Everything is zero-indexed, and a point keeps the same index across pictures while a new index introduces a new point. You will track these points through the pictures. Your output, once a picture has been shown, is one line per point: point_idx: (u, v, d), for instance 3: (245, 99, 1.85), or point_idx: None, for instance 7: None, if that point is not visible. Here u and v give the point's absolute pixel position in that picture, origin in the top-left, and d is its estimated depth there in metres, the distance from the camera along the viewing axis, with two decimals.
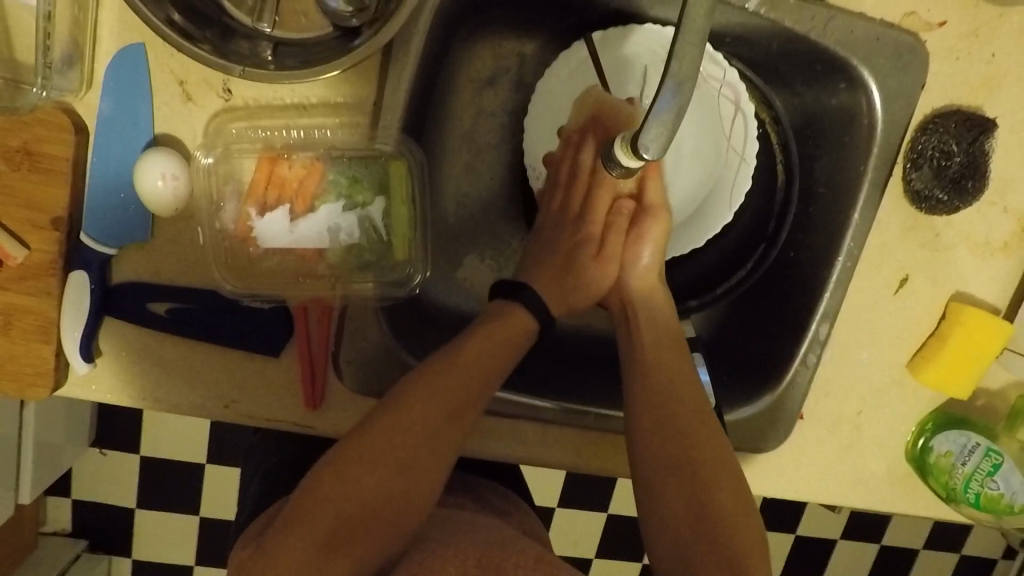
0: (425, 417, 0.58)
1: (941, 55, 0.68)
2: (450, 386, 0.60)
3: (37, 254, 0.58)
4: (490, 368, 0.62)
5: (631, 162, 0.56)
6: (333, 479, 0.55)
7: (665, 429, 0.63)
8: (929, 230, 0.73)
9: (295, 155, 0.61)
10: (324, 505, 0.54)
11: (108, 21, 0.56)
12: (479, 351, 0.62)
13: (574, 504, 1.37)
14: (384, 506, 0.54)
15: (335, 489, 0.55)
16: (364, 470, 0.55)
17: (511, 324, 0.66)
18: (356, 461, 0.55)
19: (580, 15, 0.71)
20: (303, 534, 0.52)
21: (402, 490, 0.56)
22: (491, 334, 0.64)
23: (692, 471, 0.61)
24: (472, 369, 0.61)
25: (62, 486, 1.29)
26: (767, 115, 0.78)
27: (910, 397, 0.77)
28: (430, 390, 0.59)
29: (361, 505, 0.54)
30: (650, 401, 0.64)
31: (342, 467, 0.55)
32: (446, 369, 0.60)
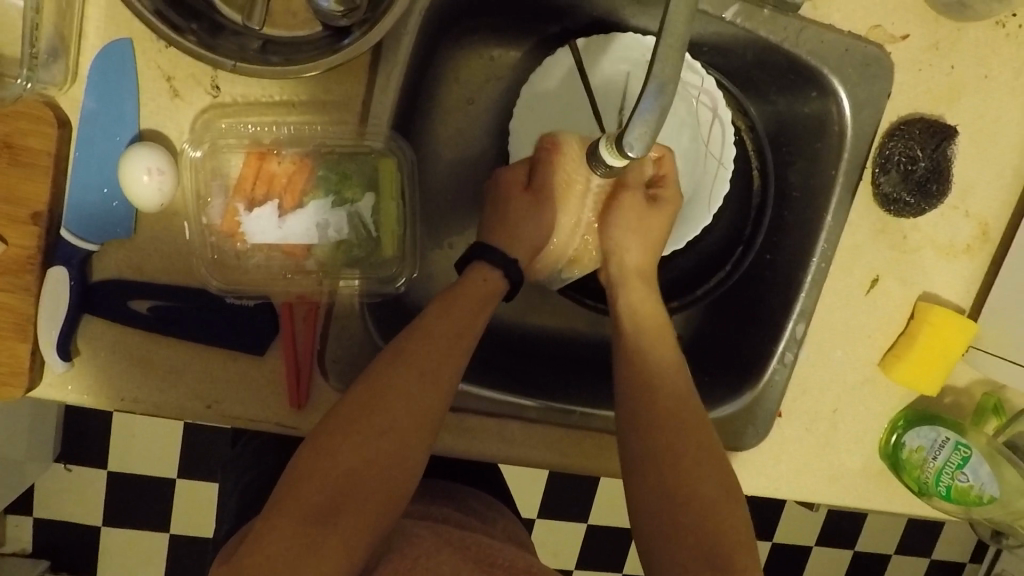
0: (407, 388, 0.58)
1: (905, 66, 0.72)
2: (431, 358, 0.60)
3: (16, 250, 0.57)
4: (467, 334, 0.62)
5: (615, 160, 0.57)
6: (318, 458, 0.54)
7: (652, 405, 0.63)
8: (897, 233, 0.76)
9: (283, 151, 0.61)
10: (307, 488, 0.52)
11: (95, 16, 0.56)
12: (455, 317, 0.62)
13: (554, 514, 1.37)
14: (371, 484, 0.54)
15: (321, 466, 0.53)
16: (347, 446, 0.54)
17: (479, 285, 0.65)
18: (338, 438, 0.54)
19: (563, 22, 0.73)
20: (289, 516, 0.50)
21: (386, 465, 0.55)
22: (466, 301, 0.64)
23: (679, 454, 0.61)
24: (452, 338, 0.61)
25: (24, 504, 1.24)
26: (743, 122, 0.81)
27: (882, 394, 0.80)
28: (411, 365, 0.58)
29: (347, 483, 0.53)
30: (636, 388, 0.65)
31: (326, 446, 0.54)
32: (424, 338, 0.60)
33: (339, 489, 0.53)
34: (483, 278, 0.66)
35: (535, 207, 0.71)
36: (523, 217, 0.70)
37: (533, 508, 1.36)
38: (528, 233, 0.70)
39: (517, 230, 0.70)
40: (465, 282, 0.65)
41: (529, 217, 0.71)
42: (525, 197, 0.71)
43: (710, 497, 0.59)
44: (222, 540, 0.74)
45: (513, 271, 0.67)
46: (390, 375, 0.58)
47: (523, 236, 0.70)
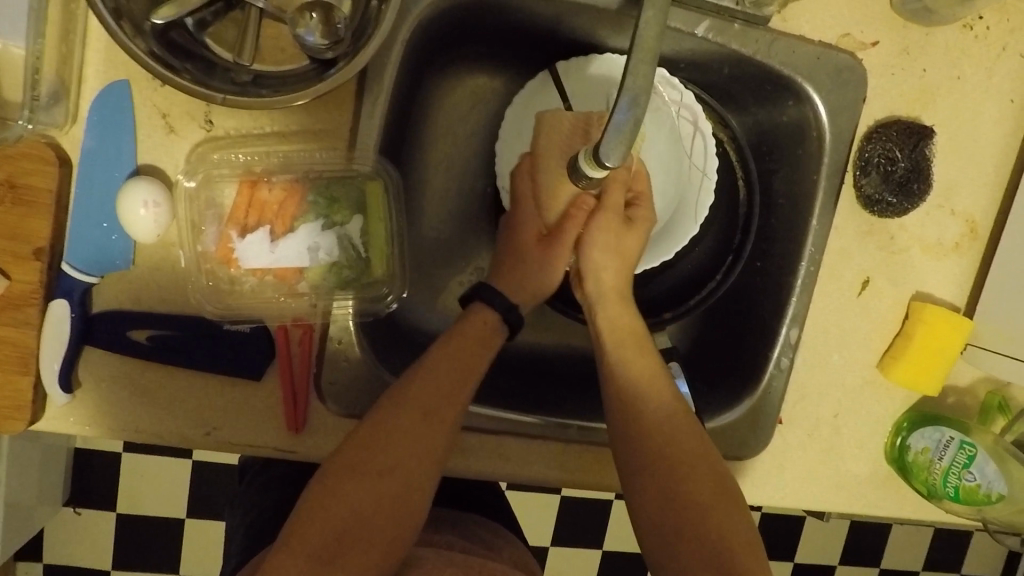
0: (410, 430, 0.59)
1: (878, 71, 0.74)
2: (436, 400, 0.61)
3: (20, 285, 0.59)
4: (466, 371, 0.63)
5: (595, 172, 0.58)
6: (323, 498, 0.56)
7: (642, 440, 0.64)
8: (884, 233, 0.77)
9: (274, 179, 0.63)
10: (313, 526, 0.54)
11: (93, 60, 0.59)
12: (458, 361, 0.63)
13: (568, 541, 1.34)
14: (376, 525, 0.56)
15: (327, 506, 0.55)
16: (354, 488, 0.57)
17: (479, 325, 0.67)
18: (344, 479, 0.56)
19: (544, 46, 0.76)
20: (298, 559, 0.52)
21: (391, 506, 0.57)
22: (467, 344, 0.64)
23: (675, 481, 0.62)
24: (453, 379, 0.63)
25: (34, 550, 1.23)
26: (724, 134, 0.82)
27: (883, 396, 0.79)
28: (411, 404, 0.60)
29: (353, 526, 0.55)
30: (627, 421, 0.65)
31: (332, 486, 0.56)
32: (427, 378, 0.62)
33: (345, 528, 0.55)
34: (482, 318, 0.67)
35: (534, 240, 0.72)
36: (524, 254, 0.71)
37: (546, 535, 1.34)
38: (529, 271, 0.71)
39: (517, 264, 0.71)
40: (466, 322, 0.66)
41: (535, 249, 0.72)
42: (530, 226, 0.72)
43: (712, 519, 0.60)
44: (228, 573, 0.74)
45: (512, 314, 0.68)
46: (394, 419, 0.59)
47: (530, 276, 0.71)
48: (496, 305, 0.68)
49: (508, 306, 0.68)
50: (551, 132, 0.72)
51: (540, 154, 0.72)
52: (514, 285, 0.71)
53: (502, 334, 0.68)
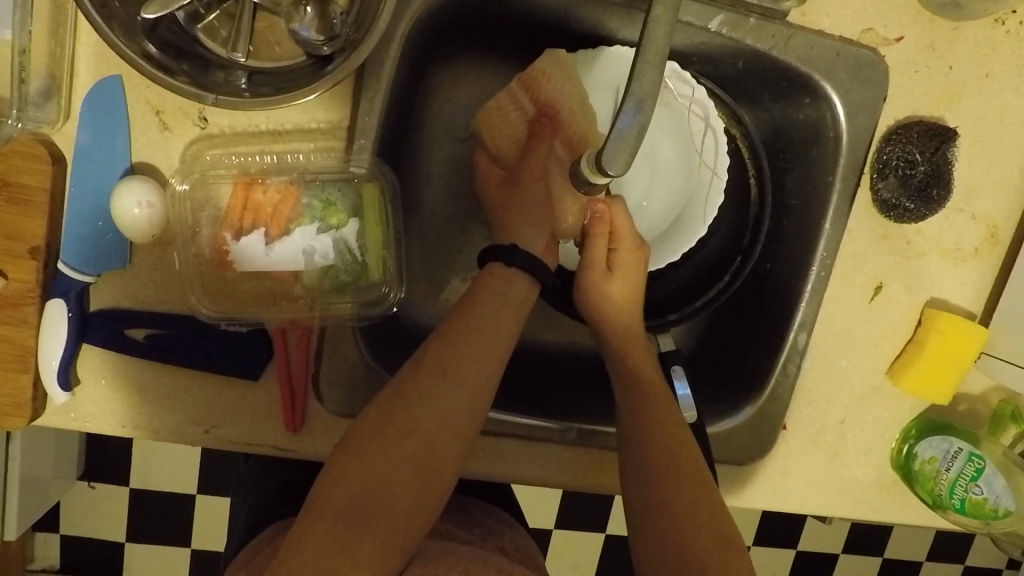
0: (438, 393, 0.57)
1: (901, 68, 0.70)
2: (466, 364, 0.59)
3: (16, 284, 0.59)
4: (496, 339, 0.61)
5: (598, 179, 0.56)
6: (347, 465, 0.53)
7: (643, 431, 0.64)
8: (900, 238, 0.74)
9: (268, 180, 0.62)
10: (338, 493, 0.52)
11: (85, 55, 0.58)
12: (485, 323, 0.61)
13: (571, 525, 1.35)
14: (402, 493, 0.53)
15: (352, 473, 0.53)
16: (380, 453, 0.54)
17: (517, 296, 0.65)
18: (370, 448, 0.54)
19: (551, 37, 0.73)
20: (322, 523, 0.50)
21: (418, 471, 0.54)
22: (490, 304, 0.63)
23: (666, 472, 0.61)
24: (484, 343, 0.60)
25: (51, 523, 1.27)
26: (737, 130, 0.79)
27: (892, 404, 0.77)
28: (441, 373, 0.58)
29: (380, 490, 0.53)
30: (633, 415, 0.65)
31: (356, 454, 0.54)
32: (456, 341, 0.60)
33: (370, 496, 0.52)
34: (494, 273, 0.66)
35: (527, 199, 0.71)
36: (528, 217, 0.70)
37: (549, 520, 1.34)
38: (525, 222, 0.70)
39: (528, 221, 0.70)
40: (484, 283, 0.65)
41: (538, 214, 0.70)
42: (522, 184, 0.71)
43: (703, 510, 0.59)
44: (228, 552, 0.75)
45: (535, 267, 0.67)
46: (420, 382, 0.57)
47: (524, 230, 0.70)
48: (508, 258, 0.66)
49: (529, 258, 0.67)
50: (492, 119, 0.72)
51: (490, 143, 0.73)
52: (537, 244, 0.69)
53: (538, 285, 0.67)
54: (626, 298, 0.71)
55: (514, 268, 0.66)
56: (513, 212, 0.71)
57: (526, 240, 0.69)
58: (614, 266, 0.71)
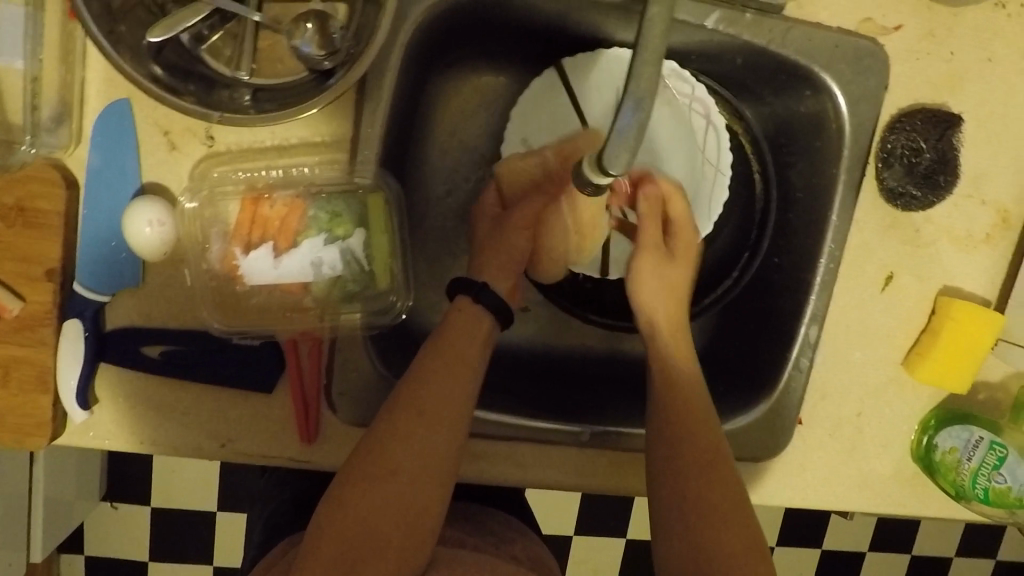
0: (415, 434, 0.58)
1: (901, 57, 0.70)
2: (433, 401, 0.60)
3: (33, 306, 0.60)
4: (461, 373, 0.62)
5: (600, 180, 0.57)
6: (336, 509, 0.55)
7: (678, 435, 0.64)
8: (909, 226, 0.73)
9: (275, 194, 0.63)
10: (331, 538, 0.53)
11: (94, 80, 0.59)
12: (454, 360, 0.62)
13: (591, 531, 1.34)
14: (392, 532, 0.54)
15: (343, 518, 0.54)
16: (363, 498, 0.55)
17: (475, 327, 0.65)
18: (354, 492, 0.55)
19: (548, 43, 0.74)
20: (316, 570, 0.51)
21: (400, 514, 0.55)
22: (460, 342, 0.64)
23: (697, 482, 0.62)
24: (454, 382, 0.61)
25: (75, 543, 1.28)
26: (739, 127, 0.80)
27: (909, 394, 0.76)
28: (412, 412, 0.59)
29: (365, 537, 0.54)
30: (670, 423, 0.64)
31: (342, 499, 0.55)
32: (426, 380, 0.61)
33: (361, 539, 0.53)
34: (464, 310, 0.66)
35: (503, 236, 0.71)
36: (507, 259, 0.71)
37: (569, 526, 1.33)
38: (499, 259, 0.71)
39: (505, 267, 0.71)
40: (453, 319, 0.66)
41: (517, 258, 0.71)
42: (512, 234, 0.72)
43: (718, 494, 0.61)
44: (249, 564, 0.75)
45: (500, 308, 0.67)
46: (395, 425, 0.58)
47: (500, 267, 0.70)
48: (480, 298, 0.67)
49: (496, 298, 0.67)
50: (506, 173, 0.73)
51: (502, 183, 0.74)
52: (502, 282, 0.70)
53: (496, 325, 0.67)
54: (676, 281, 0.73)
55: (479, 303, 0.66)
56: (485, 249, 0.71)
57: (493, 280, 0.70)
58: (675, 253, 0.74)
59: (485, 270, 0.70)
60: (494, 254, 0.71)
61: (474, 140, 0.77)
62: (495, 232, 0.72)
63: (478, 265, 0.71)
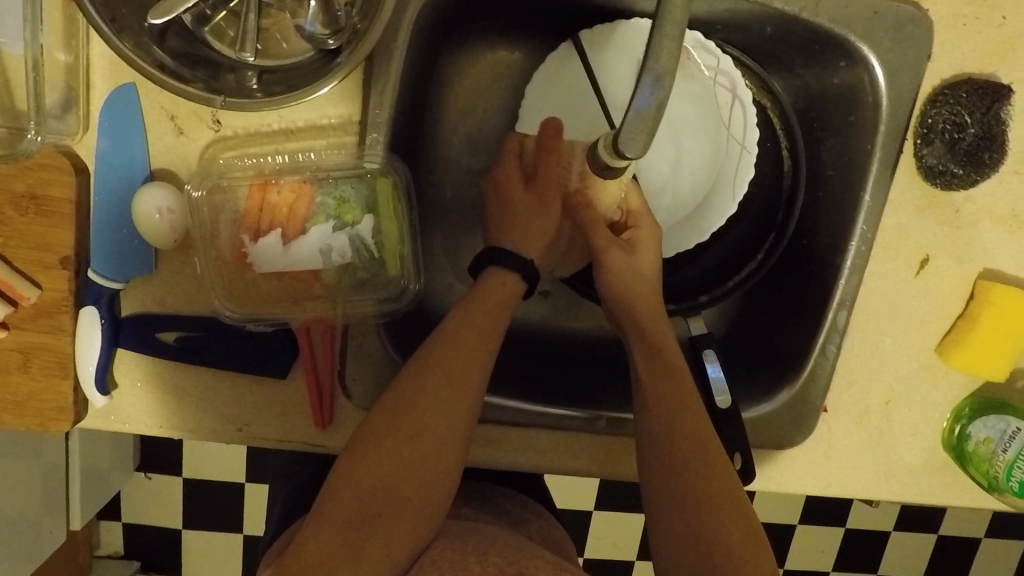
0: (441, 396, 0.57)
1: (946, 23, 0.65)
2: (454, 362, 0.59)
3: (50, 293, 0.60)
4: (485, 335, 0.61)
5: (616, 161, 0.54)
6: (351, 467, 0.55)
7: (659, 408, 0.61)
8: (948, 206, 0.69)
9: (282, 180, 0.62)
10: (344, 494, 0.54)
11: (100, 64, 0.58)
12: (485, 324, 0.62)
13: (610, 507, 1.34)
14: (404, 492, 0.54)
15: (358, 476, 0.54)
16: (381, 455, 0.55)
17: (497, 289, 0.65)
18: (371, 450, 0.55)
19: (565, 16, 0.71)
20: (330, 525, 0.52)
21: (420, 476, 0.55)
22: (494, 308, 0.63)
23: (676, 437, 0.60)
24: (484, 344, 0.61)
25: (112, 512, 1.33)
26: (768, 100, 0.75)
27: (942, 381, 0.73)
28: (434, 372, 0.58)
29: (380, 488, 0.54)
30: (653, 393, 0.62)
31: (358, 457, 0.55)
32: (455, 341, 0.60)
33: (374, 497, 0.54)
34: (501, 280, 0.65)
35: (533, 202, 0.70)
36: (532, 234, 0.69)
37: (588, 502, 1.33)
38: (524, 224, 0.69)
39: (532, 242, 0.69)
40: (485, 285, 0.65)
41: (544, 232, 0.70)
42: (532, 205, 0.70)
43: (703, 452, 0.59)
44: (269, 543, 0.77)
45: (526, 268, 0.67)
46: (420, 389, 0.57)
47: (531, 233, 0.69)
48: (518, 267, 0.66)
49: (522, 262, 0.67)
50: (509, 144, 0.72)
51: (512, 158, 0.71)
52: (534, 249, 0.69)
53: (522, 289, 0.66)
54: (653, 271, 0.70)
55: (506, 268, 0.66)
56: (511, 224, 0.70)
57: (526, 245, 0.68)
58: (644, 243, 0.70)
59: (509, 243, 0.68)
60: (515, 227, 0.69)
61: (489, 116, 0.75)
62: (519, 203, 0.70)
63: (503, 234, 0.69)
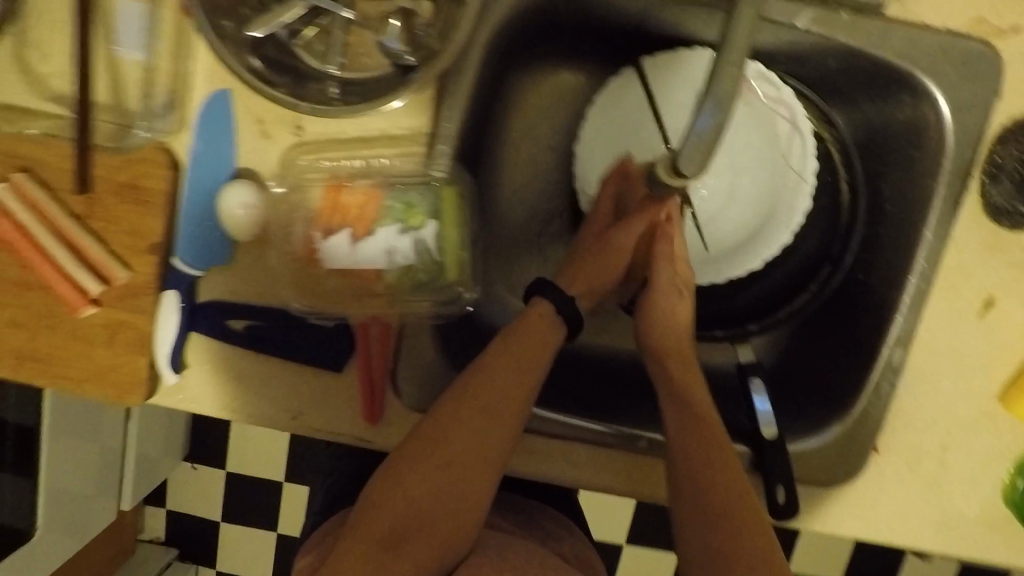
0: (476, 429, 0.61)
1: (1018, 63, 0.65)
2: (494, 398, 0.61)
3: (137, 276, 0.66)
4: (525, 373, 0.63)
5: (672, 181, 0.56)
6: (388, 486, 0.59)
7: (688, 453, 0.63)
8: (1015, 247, 0.68)
9: (356, 183, 0.66)
10: (380, 513, 0.58)
11: (202, 71, 0.64)
12: (526, 361, 0.63)
13: (642, 541, 1.31)
14: (437, 516, 0.58)
15: (394, 496, 0.58)
16: (417, 479, 0.59)
17: (538, 323, 0.66)
18: (408, 474, 0.59)
19: (630, 43, 0.74)
20: (365, 541, 0.56)
21: (451, 502, 0.59)
22: (537, 345, 0.64)
23: (710, 479, 0.62)
24: (522, 381, 0.63)
25: (159, 498, 1.39)
26: (828, 133, 0.75)
27: (1004, 430, 0.70)
28: (473, 405, 0.61)
29: (413, 510, 0.58)
30: (682, 439, 0.64)
31: (397, 478, 0.59)
32: (496, 375, 0.62)
33: (409, 518, 0.58)
34: (541, 314, 0.66)
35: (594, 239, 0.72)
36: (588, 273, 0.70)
37: (620, 534, 1.30)
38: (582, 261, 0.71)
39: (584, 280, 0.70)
40: (529, 320, 0.66)
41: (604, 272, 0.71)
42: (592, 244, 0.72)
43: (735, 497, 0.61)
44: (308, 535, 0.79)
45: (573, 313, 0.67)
46: (457, 420, 0.60)
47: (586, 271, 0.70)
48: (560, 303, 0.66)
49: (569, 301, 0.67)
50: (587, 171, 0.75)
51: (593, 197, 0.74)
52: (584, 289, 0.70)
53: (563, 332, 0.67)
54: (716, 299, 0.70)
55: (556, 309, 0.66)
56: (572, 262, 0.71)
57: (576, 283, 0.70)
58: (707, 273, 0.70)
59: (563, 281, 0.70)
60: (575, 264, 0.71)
61: (552, 136, 0.78)
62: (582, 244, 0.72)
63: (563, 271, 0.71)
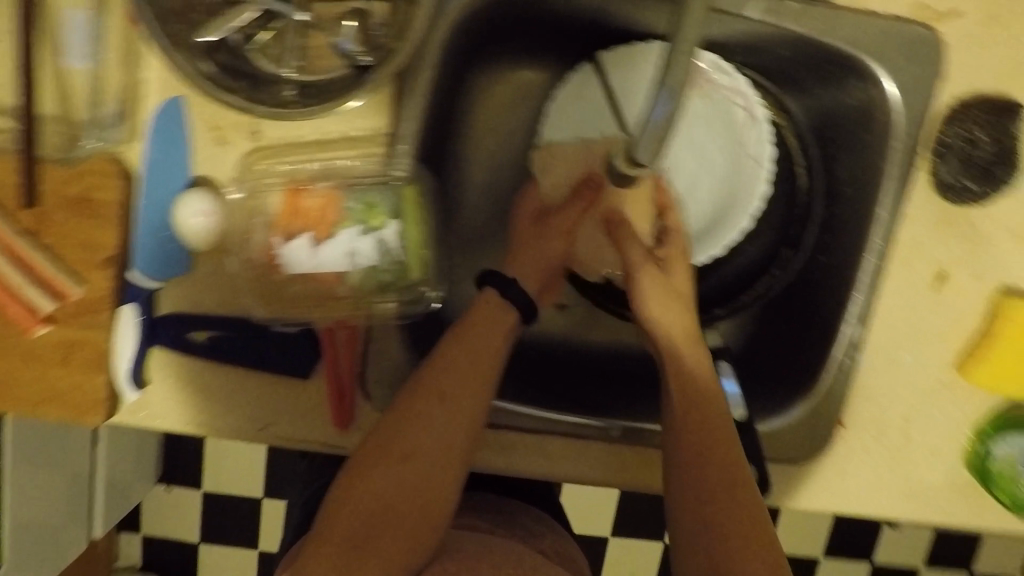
0: (433, 421, 0.60)
1: (957, 43, 0.67)
2: (451, 389, 0.61)
3: (92, 291, 0.64)
4: (481, 361, 0.63)
5: (631, 170, 0.56)
6: (351, 487, 0.58)
7: (686, 436, 0.63)
8: (964, 221, 0.70)
9: (315, 186, 0.66)
10: (345, 515, 0.57)
11: (150, 78, 0.62)
12: (481, 349, 0.63)
13: (626, 533, 1.31)
14: (402, 512, 0.57)
15: (358, 497, 0.57)
16: (379, 478, 0.58)
17: (489, 311, 0.66)
18: (371, 473, 0.58)
19: (585, 37, 0.74)
20: (330, 545, 0.55)
21: (417, 498, 0.58)
22: (490, 332, 0.64)
23: (705, 461, 0.62)
24: (478, 371, 0.63)
25: (132, 523, 1.35)
26: (783, 119, 0.77)
27: (963, 398, 0.72)
28: (430, 397, 0.61)
29: (377, 508, 0.57)
30: (684, 421, 0.63)
31: (360, 477, 0.58)
32: (451, 366, 0.62)
33: (374, 518, 0.57)
34: (489, 300, 0.66)
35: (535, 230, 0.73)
36: (536, 263, 0.71)
37: (604, 528, 1.31)
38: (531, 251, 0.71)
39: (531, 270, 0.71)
40: (478, 308, 0.66)
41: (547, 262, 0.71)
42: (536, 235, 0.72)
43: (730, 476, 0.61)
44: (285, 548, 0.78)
45: (525, 302, 0.67)
46: (415, 413, 0.60)
47: (530, 259, 0.71)
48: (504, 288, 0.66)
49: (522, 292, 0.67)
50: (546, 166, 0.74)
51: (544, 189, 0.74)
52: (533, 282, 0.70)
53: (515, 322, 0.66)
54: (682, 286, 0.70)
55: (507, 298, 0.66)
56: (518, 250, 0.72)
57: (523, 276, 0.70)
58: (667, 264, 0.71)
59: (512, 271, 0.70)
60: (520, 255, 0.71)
61: (513, 133, 0.78)
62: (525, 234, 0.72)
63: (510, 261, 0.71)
